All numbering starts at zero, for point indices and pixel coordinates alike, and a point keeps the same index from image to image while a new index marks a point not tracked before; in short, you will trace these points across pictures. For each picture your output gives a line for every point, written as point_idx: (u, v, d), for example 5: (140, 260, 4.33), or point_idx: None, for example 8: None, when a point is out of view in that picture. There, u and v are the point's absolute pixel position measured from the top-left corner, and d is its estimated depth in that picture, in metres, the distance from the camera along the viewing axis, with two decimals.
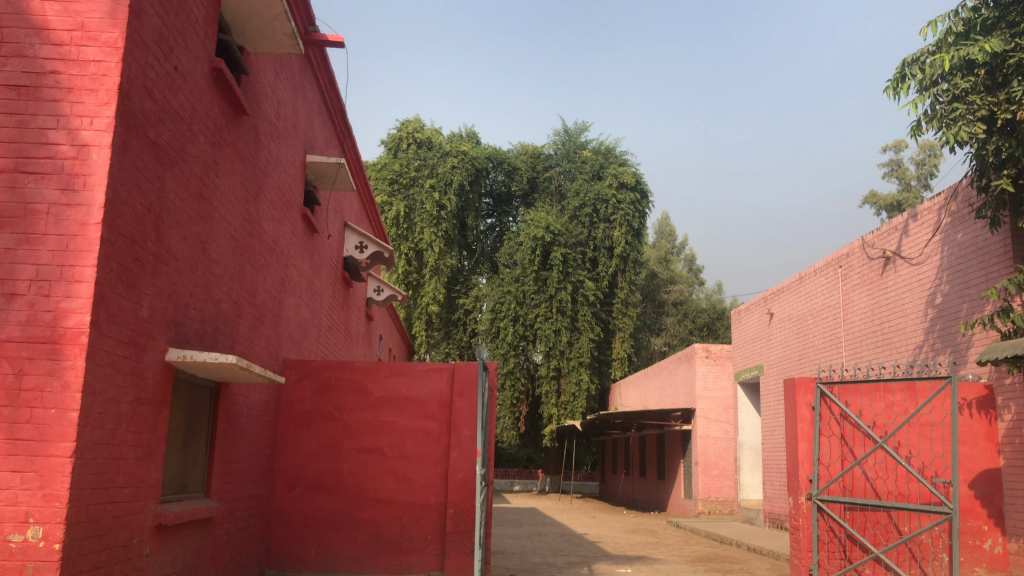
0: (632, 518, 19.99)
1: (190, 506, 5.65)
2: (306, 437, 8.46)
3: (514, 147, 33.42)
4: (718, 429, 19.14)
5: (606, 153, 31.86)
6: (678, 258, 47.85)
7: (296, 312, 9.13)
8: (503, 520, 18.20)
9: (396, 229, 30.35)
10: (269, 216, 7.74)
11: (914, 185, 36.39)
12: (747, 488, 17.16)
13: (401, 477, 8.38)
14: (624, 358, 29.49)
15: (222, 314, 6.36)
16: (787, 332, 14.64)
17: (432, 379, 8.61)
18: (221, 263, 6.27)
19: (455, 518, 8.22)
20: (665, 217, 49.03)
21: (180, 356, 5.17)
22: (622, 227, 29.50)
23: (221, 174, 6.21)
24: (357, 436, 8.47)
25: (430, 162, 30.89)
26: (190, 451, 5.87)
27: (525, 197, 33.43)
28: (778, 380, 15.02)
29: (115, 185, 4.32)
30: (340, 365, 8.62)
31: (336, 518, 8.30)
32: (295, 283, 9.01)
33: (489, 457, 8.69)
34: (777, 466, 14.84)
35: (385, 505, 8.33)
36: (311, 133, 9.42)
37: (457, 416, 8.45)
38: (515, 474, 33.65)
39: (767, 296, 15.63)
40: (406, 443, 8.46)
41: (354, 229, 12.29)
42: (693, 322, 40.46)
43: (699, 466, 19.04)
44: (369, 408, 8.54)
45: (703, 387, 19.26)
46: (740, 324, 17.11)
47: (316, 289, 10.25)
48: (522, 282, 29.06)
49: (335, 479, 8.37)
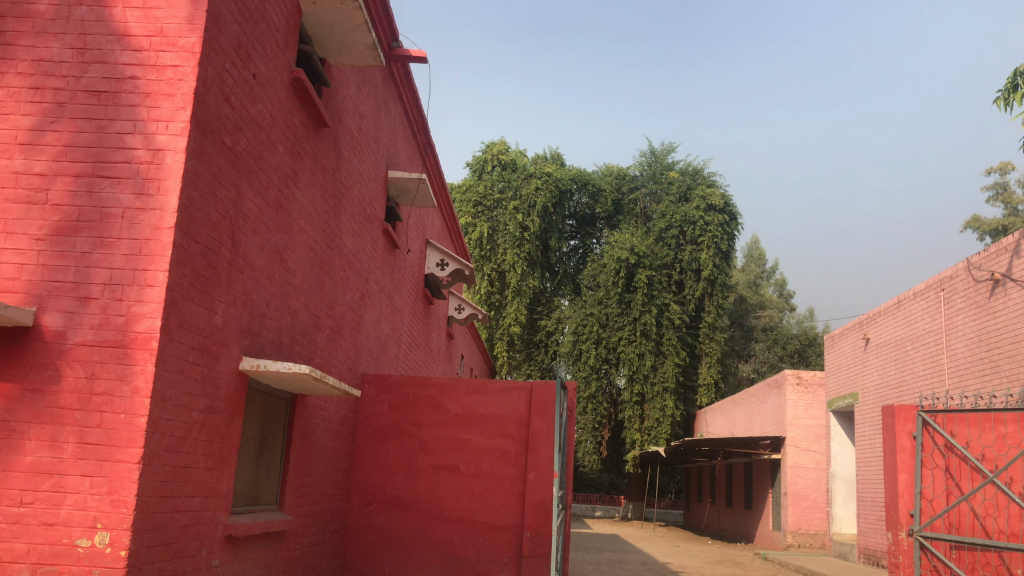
0: (717, 549, 19.30)
1: (262, 518, 5.59)
2: (382, 452, 8.36)
3: (599, 169, 33.19)
4: (809, 459, 18.28)
5: (693, 175, 31.30)
6: (767, 282, 46.60)
7: (376, 328, 9.09)
8: (583, 546, 17.81)
9: (479, 250, 30.44)
10: (350, 230, 7.72)
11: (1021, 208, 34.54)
12: (841, 522, 16.38)
13: (477, 497, 8.20)
14: (711, 384, 28.73)
15: (299, 325, 6.32)
16: (885, 358, 13.92)
17: (509, 397, 8.43)
18: (300, 274, 6.24)
19: (532, 541, 7.98)
20: (754, 240, 47.92)
21: (253, 365, 5.13)
22: (709, 249, 28.89)
23: (301, 185, 6.20)
24: (433, 453, 8.33)
25: (515, 183, 30.93)
26: (262, 462, 5.82)
27: (610, 219, 33.10)
28: (874, 409, 14.27)
29: (189, 190, 4.31)
30: (417, 381, 8.52)
31: (410, 537, 8.15)
32: (376, 298, 8.97)
33: (568, 479, 8.44)
34: (873, 500, 14.08)
35: (461, 526, 8.15)
36: (393, 149, 9.43)
37: (534, 436, 8.23)
38: (597, 500, 33.08)
39: (863, 320, 14.93)
40: (483, 462, 8.27)
41: (436, 246, 12.27)
42: (782, 348, 39.25)
43: (789, 497, 18.27)
44: (446, 425, 8.40)
45: (794, 415, 18.51)
46: (834, 350, 16.40)
47: (396, 305, 10.22)
48: (606, 305, 28.70)
49: (411, 496, 8.23)
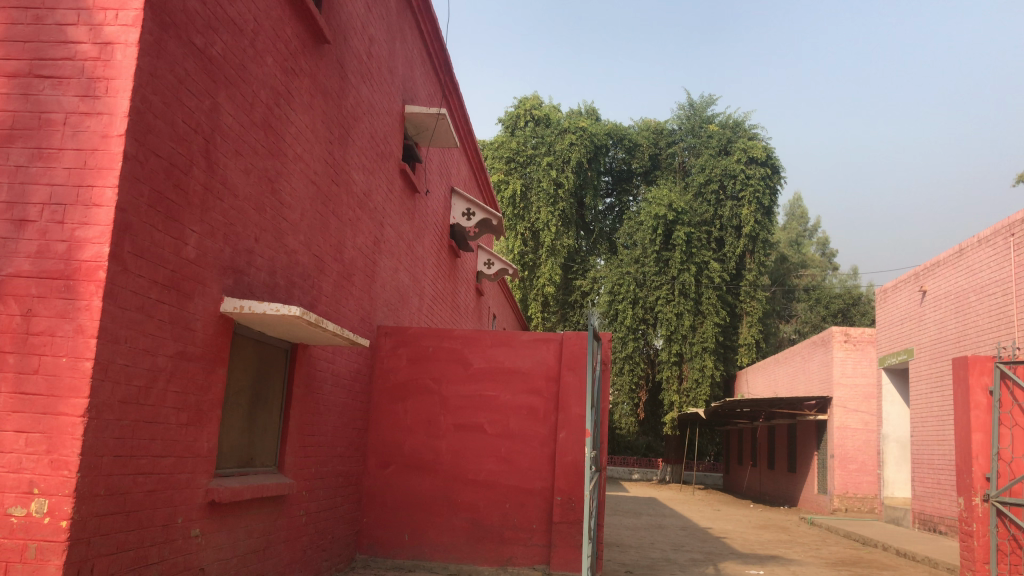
0: (760, 513, 18.59)
1: (255, 482, 4.96)
2: (401, 410, 7.71)
3: (636, 123, 32.04)
4: (857, 420, 17.45)
5: (734, 127, 30.06)
6: (810, 241, 45.22)
7: (394, 277, 8.39)
8: (619, 510, 17.17)
9: (513, 208, 29.61)
10: (360, 167, 7.00)
11: None
12: (893, 485, 15.34)
13: (502, 458, 7.54)
14: (752, 344, 27.73)
15: (298, 267, 5.64)
16: (943, 312, 12.96)
17: (538, 350, 7.71)
18: (298, 209, 5.55)
19: (563, 507, 7.30)
20: (797, 197, 46.41)
21: (236, 307, 4.46)
22: (750, 205, 27.86)
23: (297, 108, 5.48)
24: (456, 411, 7.68)
25: (548, 139, 29.95)
26: (256, 418, 5.18)
27: (647, 175, 32.05)
28: (932, 366, 13.34)
29: (145, 91, 3.60)
30: (438, 333, 7.83)
31: (432, 501, 7.54)
32: (393, 245, 8.26)
33: (602, 438, 7.74)
34: (930, 462, 13.22)
35: (485, 489, 7.50)
36: (411, 82, 8.65)
37: (565, 392, 7.52)
38: (634, 462, 32.44)
39: (920, 271, 13.93)
40: (509, 421, 7.61)
41: (461, 194, 11.50)
42: (825, 308, 38.06)
43: (835, 460, 17.42)
44: (469, 381, 7.73)
45: (841, 373, 17.63)
46: (886, 304, 15.47)
47: (417, 255, 9.51)
48: (642, 264, 27.79)
49: (431, 458, 7.60)
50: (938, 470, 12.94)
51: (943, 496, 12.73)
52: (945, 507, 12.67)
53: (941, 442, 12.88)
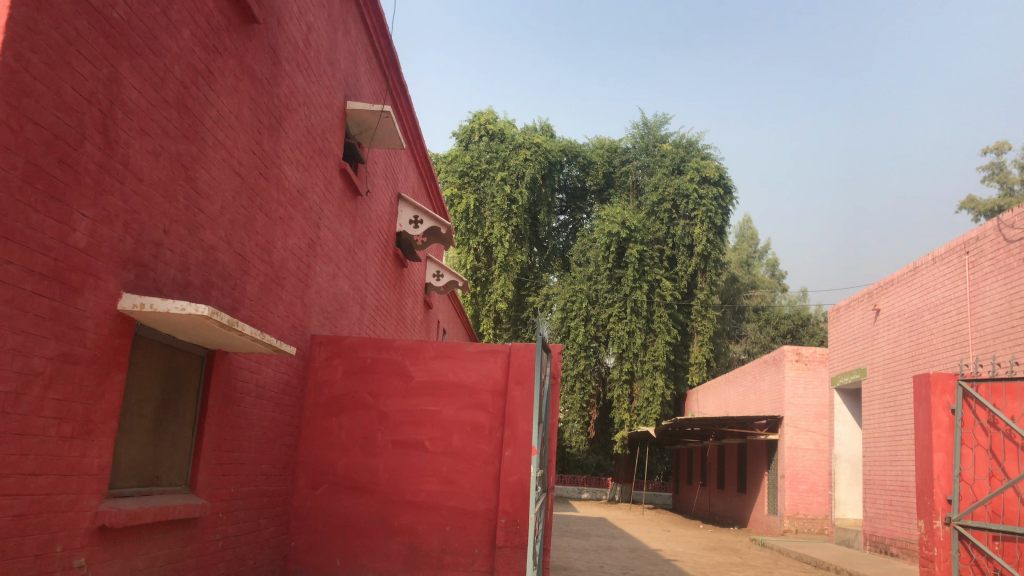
0: (711, 534, 18.30)
1: (158, 504, 4.41)
2: (335, 426, 7.17)
3: (590, 141, 31.85)
4: (808, 440, 17.24)
5: (687, 146, 30.08)
6: (760, 262, 45.51)
7: (331, 284, 7.86)
8: (568, 530, 16.70)
9: (465, 223, 29.17)
10: (294, 162, 6.48)
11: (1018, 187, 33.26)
12: (843, 506, 15.10)
13: (443, 478, 7.04)
14: (703, 364, 27.62)
15: (218, 265, 5.11)
16: (897, 331, 12.81)
17: (484, 363, 7.25)
18: (218, 202, 5.03)
19: (507, 530, 6.84)
20: (747, 218, 46.75)
21: (136, 305, 3.92)
22: (703, 224, 27.82)
23: (220, 90, 4.97)
24: (395, 427, 7.16)
25: (503, 154, 29.60)
26: (162, 432, 4.62)
27: (600, 193, 31.85)
28: (884, 387, 13.18)
29: (21, 46, 3.10)
30: (377, 344, 7.33)
31: (367, 523, 7.01)
32: (330, 248, 7.75)
33: (550, 457, 7.29)
34: (882, 482, 13.03)
35: (424, 511, 7.00)
36: (354, 79, 8.17)
37: (512, 407, 7.07)
38: (583, 481, 32.04)
39: (874, 289, 13.79)
40: (452, 438, 7.12)
41: (409, 201, 11.03)
42: (774, 329, 38.23)
43: (786, 480, 17.20)
44: (409, 395, 7.23)
45: (793, 393, 17.44)
46: (839, 323, 15.33)
47: (359, 262, 9.00)
48: (595, 281, 27.54)
49: (367, 477, 7.07)
50: (890, 492, 12.75)
51: (895, 518, 12.53)
52: (897, 529, 12.47)
53: (892, 462, 12.73)
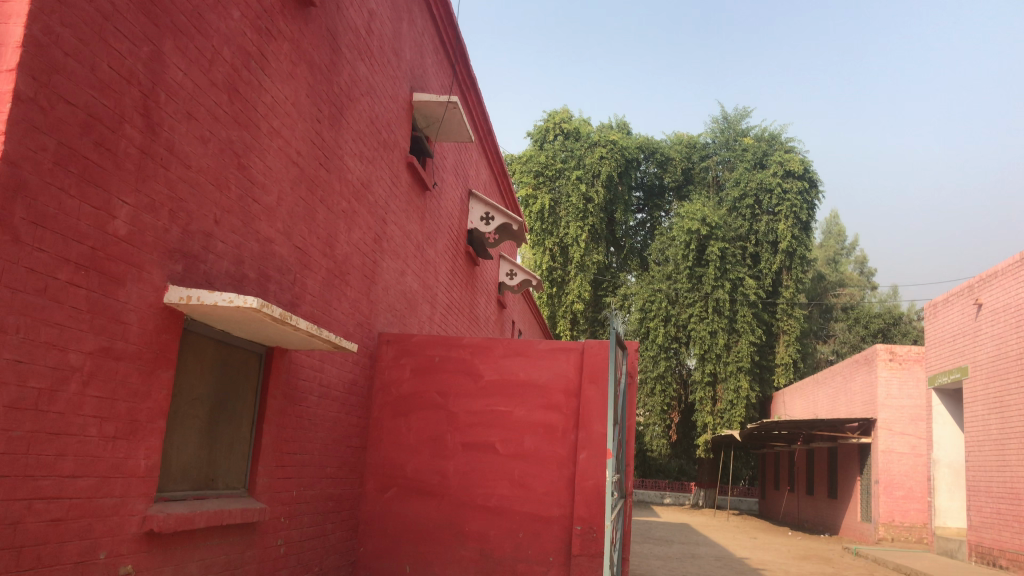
0: (800, 542, 17.52)
1: (212, 508, 4.20)
2: (404, 427, 6.92)
3: (667, 137, 31.14)
4: (904, 444, 16.35)
5: (769, 140, 29.13)
6: (847, 259, 43.81)
7: (399, 281, 7.64)
8: (649, 536, 16.20)
9: (541, 224, 28.88)
10: (356, 154, 6.26)
11: None
12: (944, 514, 14.15)
13: (515, 482, 6.73)
14: (789, 364, 26.65)
15: (275, 259, 4.91)
16: (1002, 326, 11.94)
17: (556, 361, 6.91)
18: (274, 192, 4.82)
19: (583, 538, 6.48)
20: (834, 214, 45.12)
21: (182, 297, 3.72)
22: (788, 219, 26.86)
23: (274, 75, 4.77)
24: (465, 428, 6.89)
25: (578, 153, 29.20)
26: (216, 432, 4.43)
27: (679, 190, 31.12)
28: (989, 387, 12.30)
29: (51, 20, 2.91)
30: (445, 343, 7.06)
31: (437, 528, 6.75)
32: (398, 244, 7.52)
33: (628, 460, 6.91)
34: (989, 489, 12.14)
35: (496, 517, 6.69)
36: (420, 69, 7.94)
37: (586, 408, 6.71)
38: (666, 486, 31.33)
39: (975, 282, 12.91)
40: (524, 440, 6.80)
41: (480, 197, 10.80)
42: (864, 328, 36.74)
43: (880, 486, 16.30)
44: (479, 395, 6.94)
45: (885, 395, 16.56)
46: (936, 319, 14.45)
47: (429, 259, 8.77)
48: (675, 280, 26.87)
49: (437, 481, 6.81)
50: (997, 499, 11.88)
51: (1003, 527, 11.67)
52: (1006, 540, 11.60)
53: (999, 467, 11.87)
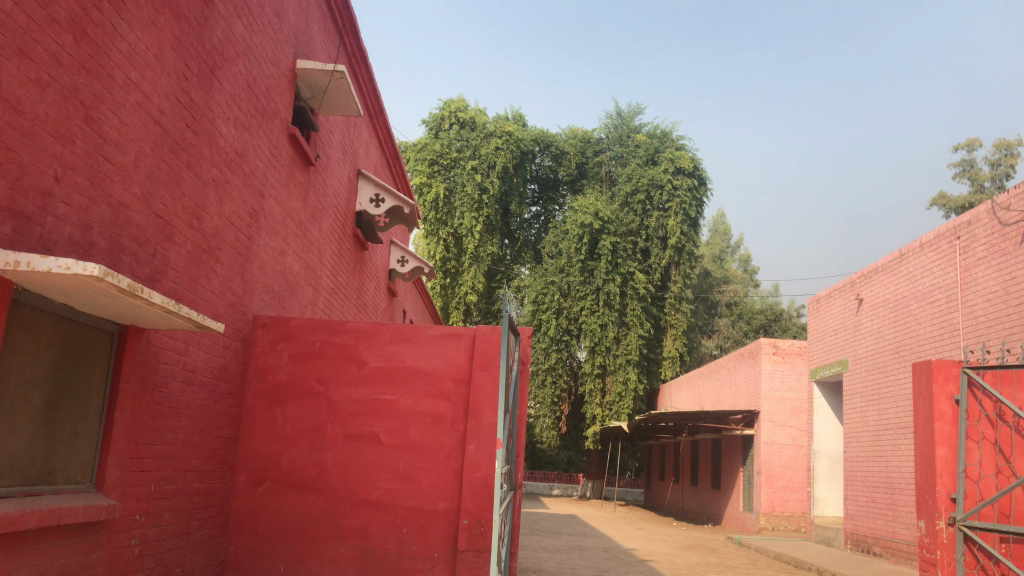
0: (685, 532, 17.77)
1: (47, 506, 3.67)
2: (280, 417, 6.44)
3: (562, 131, 31.18)
4: (785, 435, 16.77)
5: (661, 137, 29.58)
6: (732, 257, 45.13)
7: (278, 261, 7.13)
8: (538, 529, 16.04)
9: (435, 213, 28.41)
10: (230, 119, 5.74)
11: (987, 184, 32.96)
12: (823, 503, 14.59)
13: (400, 475, 6.37)
14: (676, 358, 27.15)
15: (131, 227, 4.37)
16: (881, 320, 12.31)
17: (445, 348, 6.58)
18: (129, 152, 4.29)
19: (470, 532, 6.19)
20: (720, 214, 46.42)
21: (8, 263, 3.19)
22: (677, 215, 27.33)
23: (133, 20, 4.23)
24: (347, 418, 6.47)
25: (474, 143, 28.87)
26: (55, 419, 3.89)
27: (573, 184, 31.24)
28: (867, 380, 12.67)
29: None
30: (327, 327, 6.61)
31: (315, 525, 6.31)
32: (277, 221, 7.01)
33: (518, 451, 6.65)
34: (865, 478, 12.52)
35: (379, 511, 6.32)
36: (305, 35, 7.44)
37: (476, 397, 6.40)
38: (554, 477, 31.46)
39: (857, 278, 13.29)
40: (410, 430, 6.44)
41: (369, 177, 10.34)
42: (747, 324, 37.95)
43: (762, 476, 16.66)
44: (362, 383, 6.53)
45: (768, 387, 16.95)
46: (819, 314, 14.84)
47: (312, 240, 8.27)
48: (567, 273, 26.90)
49: (315, 474, 6.37)
50: (872, 489, 12.25)
51: (878, 515, 12.04)
52: (880, 528, 11.97)
53: (875, 457, 12.24)
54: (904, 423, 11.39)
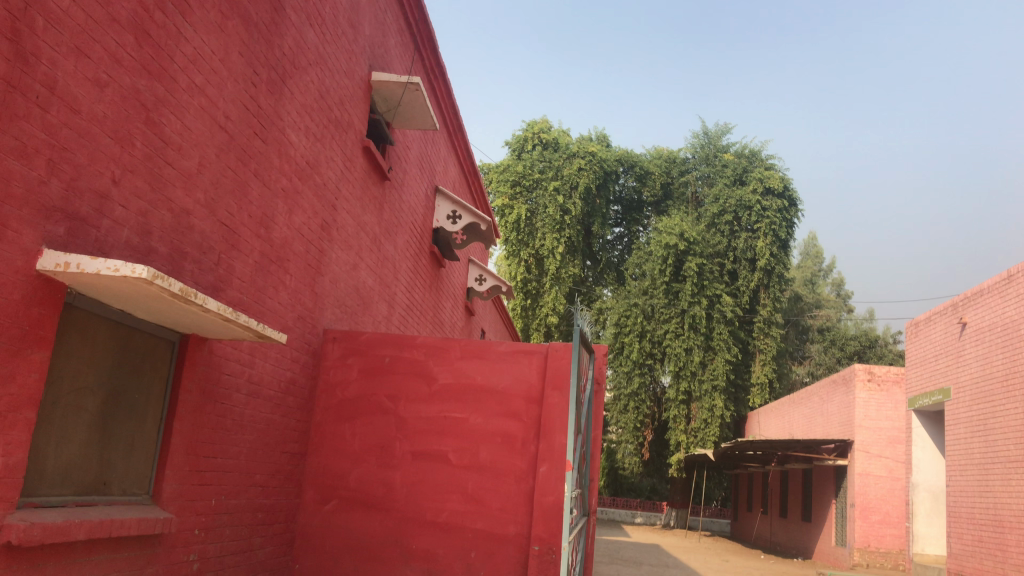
0: (773, 566, 17.00)
1: (100, 517, 3.57)
2: (348, 433, 6.30)
3: (647, 151, 30.77)
4: (881, 467, 15.89)
5: (750, 157, 28.87)
6: (824, 281, 43.67)
7: (351, 274, 7.05)
8: (617, 557, 15.56)
9: (516, 234, 28.35)
10: (301, 129, 5.69)
11: None
12: (923, 540, 13.66)
13: (469, 497, 6.15)
14: (765, 384, 26.28)
15: (194, 234, 4.30)
16: (987, 346, 11.52)
17: (517, 365, 6.36)
18: (193, 158, 4.23)
19: (541, 559, 5.92)
20: (811, 236, 45.06)
21: (59, 264, 3.11)
22: (766, 237, 26.54)
23: (199, 24, 4.19)
24: (415, 436, 6.29)
25: (556, 163, 28.72)
26: (110, 428, 3.81)
27: (658, 205, 30.74)
28: (972, 409, 11.86)
29: None
30: (397, 341, 6.48)
31: (381, 546, 6.13)
32: (349, 234, 6.93)
33: (592, 475, 6.36)
34: (970, 515, 11.69)
35: (446, 534, 6.10)
36: (381, 47, 7.40)
37: (548, 416, 6.15)
38: (637, 505, 30.79)
39: (959, 300, 12.48)
40: (479, 450, 6.22)
41: (446, 194, 10.26)
42: (840, 350, 36.54)
43: (856, 510, 15.79)
44: (431, 400, 6.35)
45: (863, 416, 16.10)
46: (918, 338, 14.04)
47: (387, 254, 8.19)
48: (651, 295, 26.38)
49: (382, 493, 6.20)
50: (979, 526, 11.40)
51: (985, 555, 11.20)
52: (987, 569, 11.13)
53: (981, 493, 11.40)
54: (1015, 456, 10.58)
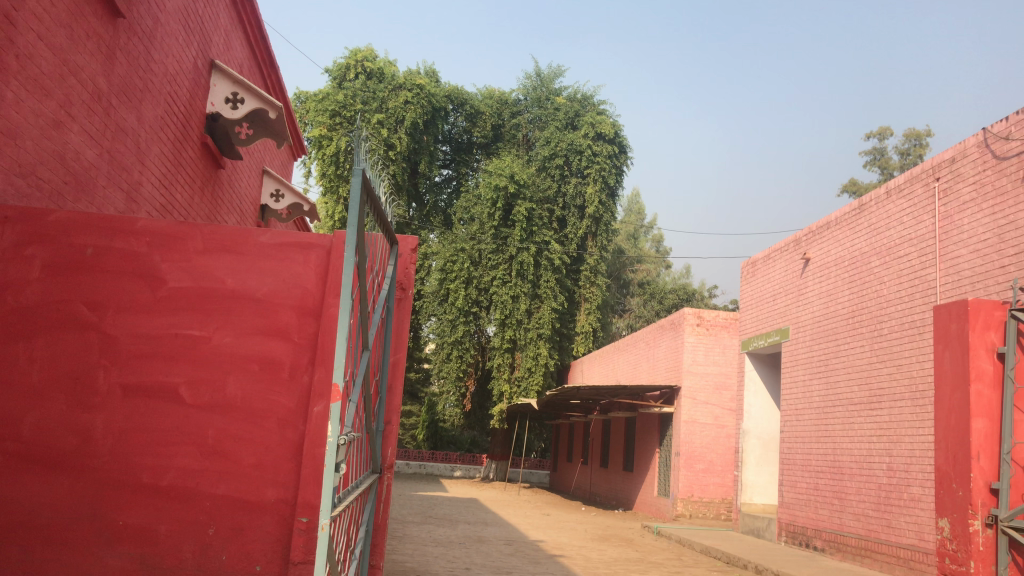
0: (596, 519, 16.02)
1: None
2: (23, 358, 4.23)
3: (477, 89, 28.92)
4: (707, 414, 15.18)
5: (582, 101, 27.75)
6: (645, 237, 43.79)
7: (48, 134, 4.86)
8: (431, 516, 13.92)
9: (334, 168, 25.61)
10: None
11: (896, 175, 33.52)
12: (752, 490, 13.01)
13: (209, 450, 4.30)
14: (588, 333, 25.54)
15: None
16: (831, 282, 10.72)
17: (286, 264, 4.50)
18: None
19: (309, 536, 4.23)
20: (635, 193, 45.13)
21: None
22: (596, 182, 25.57)
23: None
24: (130, 362, 4.31)
25: (381, 94, 26.15)
26: None
27: (487, 147, 29.12)
28: (814, 352, 11.05)
29: None
30: (108, 226, 4.41)
31: (71, 521, 4.16)
32: (44, 71, 4.74)
33: (388, 417, 4.67)
34: (805, 464, 11.00)
35: (173, 502, 4.22)
36: None
37: (328, 333, 4.39)
38: (456, 459, 29.48)
39: (803, 236, 11.67)
40: (227, 384, 4.36)
41: (225, 70, 7.98)
42: (659, 303, 36.66)
43: (682, 459, 15.01)
44: (156, 311, 4.38)
45: (692, 361, 15.34)
46: (755, 279, 13.25)
47: (123, 125, 5.98)
48: (478, 240, 24.76)
49: (75, 446, 4.21)
50: (815, 473, 10.68)
51: (820, 505, 10.49)
52: (823, 518, 10.42)
53: (819, 439, 10.67)
54: (857, 400, 9.81)
